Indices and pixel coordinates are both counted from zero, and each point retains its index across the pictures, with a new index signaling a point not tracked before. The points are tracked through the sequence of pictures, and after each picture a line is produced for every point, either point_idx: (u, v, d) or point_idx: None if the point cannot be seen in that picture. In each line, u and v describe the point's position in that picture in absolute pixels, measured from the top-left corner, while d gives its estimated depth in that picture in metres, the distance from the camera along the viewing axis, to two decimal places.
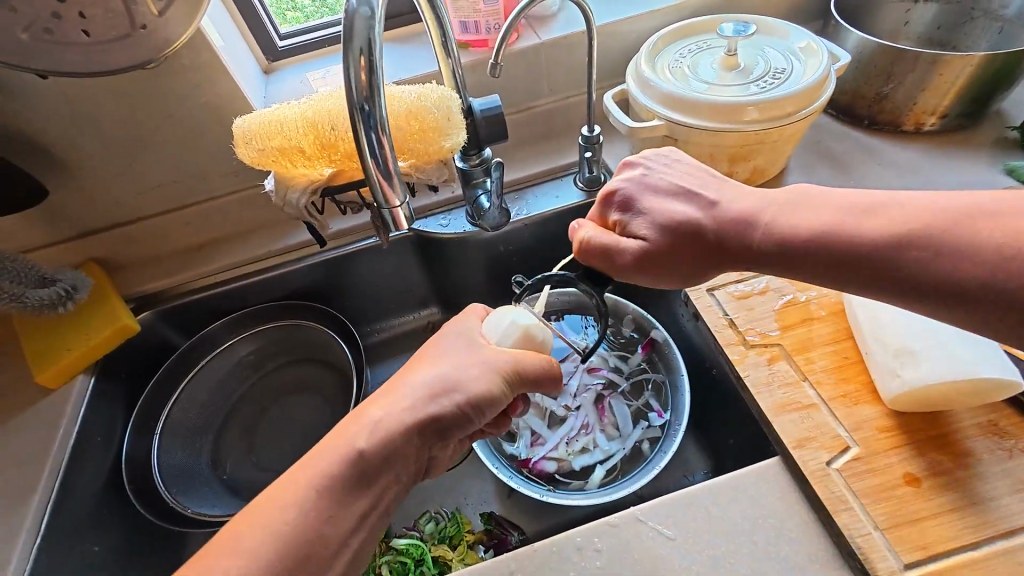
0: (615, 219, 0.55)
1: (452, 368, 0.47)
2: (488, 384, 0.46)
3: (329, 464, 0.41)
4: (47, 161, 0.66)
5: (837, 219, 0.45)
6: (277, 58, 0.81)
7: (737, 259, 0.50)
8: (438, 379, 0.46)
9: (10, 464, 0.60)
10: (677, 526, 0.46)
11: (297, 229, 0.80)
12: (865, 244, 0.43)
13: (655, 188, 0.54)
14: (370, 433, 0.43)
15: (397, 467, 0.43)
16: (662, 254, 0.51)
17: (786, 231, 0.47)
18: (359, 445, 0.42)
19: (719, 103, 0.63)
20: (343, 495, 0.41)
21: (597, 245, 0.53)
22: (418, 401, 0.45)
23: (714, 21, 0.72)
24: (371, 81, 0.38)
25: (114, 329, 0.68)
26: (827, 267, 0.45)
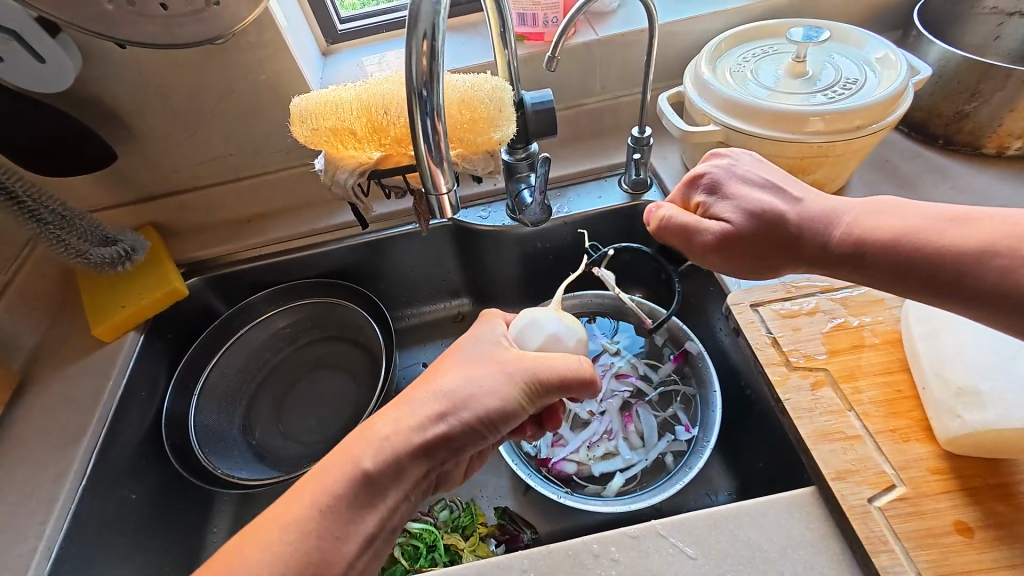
0: (699, 200, 0.53)
1: (459, 385, 0.44)
2: (495, 401, 0.44)
3: (332, 482, 0.40)
4: (119, 127, 0.70)
5: (921, 225, 0.44)
6: (336, 41, 0.82)
7: (810, 258, 0.49)
8: (446, 396, 0.44)
9: (64, 408, 0.65)
10: (699, 546, 0.44)
11: (341, 209, 0.82)
12: (949, 249, 0.42)
13: (744, 177, 0.53)
14: (375, 452, 0.41)
15: (404, 486, 0.42)
16: (744, 239, 0.50)
17: (870, 232, 0.46)
18: (362, 464, 0.41)
19: (783, 111, 0.60)
20: (346, 515, 0.40)
21: (676, 224, 0.52)
22: (422, 419, 0.43)
23: (783, 25, 0.69)
24: (432, 66, 0.38)
25: (165, 292, 0.71)
26: (892, 275, 0.44)
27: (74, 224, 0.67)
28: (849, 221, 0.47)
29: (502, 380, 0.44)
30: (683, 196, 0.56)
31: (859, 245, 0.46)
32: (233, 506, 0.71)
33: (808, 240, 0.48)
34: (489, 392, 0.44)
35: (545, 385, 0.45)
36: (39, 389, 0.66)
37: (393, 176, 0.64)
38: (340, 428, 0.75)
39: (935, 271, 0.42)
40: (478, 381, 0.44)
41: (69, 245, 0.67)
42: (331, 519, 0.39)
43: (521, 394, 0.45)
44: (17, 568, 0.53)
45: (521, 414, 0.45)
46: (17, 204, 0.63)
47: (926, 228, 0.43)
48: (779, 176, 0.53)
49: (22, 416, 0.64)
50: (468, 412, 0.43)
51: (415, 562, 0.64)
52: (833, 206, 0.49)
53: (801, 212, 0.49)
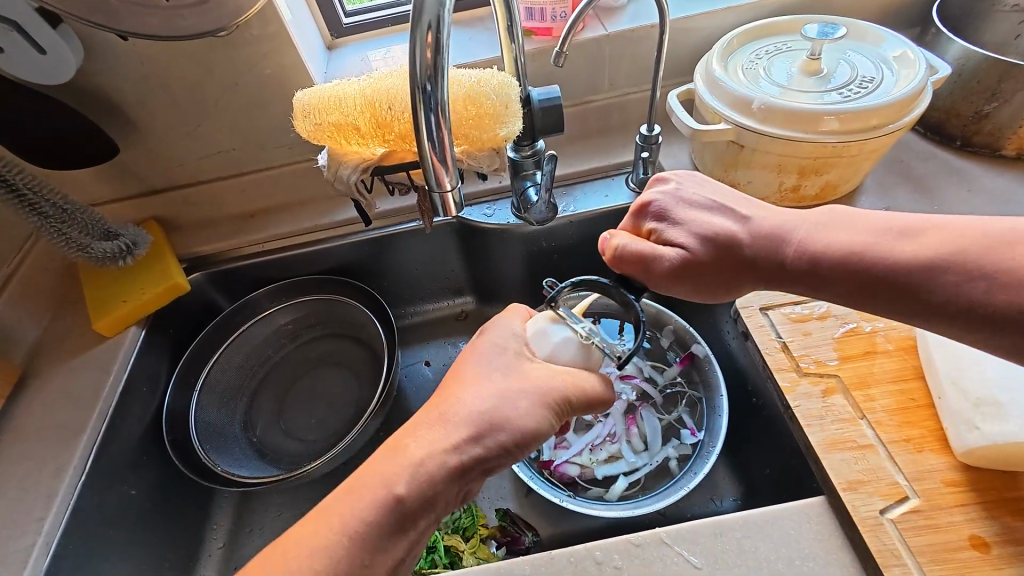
0: (649, 227, 0.52)
1: (493, 407, 0.43)
2: (526, 422, 0.43)
3: (364, 511, 0.39)
4: (121, 120, 0.69)
5: (868, 238, 0.44)
6: (341, 35, 0.81)
7: (767, 277, 0.48)
8: (482, 418, 0.42)
9: (65, 403, 0.64)
10: (704, 556, 0.43)
11: (344, 206, 0.81)
12: (891, 262, 0.42)
13: (692, 202, 0.51)
14: (409, 478, 0.40)
15: (437, 508, 0.42)
16: (700, 264, 0.49)
17: (823, 249, 0.45)
18: (397, 490, 0.40)
19: (796, 110, 0.58)
20: (381, 544, 0.39)
21: (632, 252, 0.49)
22: (457, 442, 0.42)
23: (798, 22, 0.67)
24: (436, 59, 0.36)
25: (166, 287, 0.71)
26: (852, 289, 0.44)
27: (76, 218, 0.66)
28: (801, 237, 0.46)
29: (536, 402, 0.43)
30: (635, 222, 0.54)
31: (816, 264, 0.45)
32: (234, 504, 0.71)
33: (767, 264, 0.47)
34: (527, 415, 0.43)
35: (575, 405, 0.45)
36: (41, 383, 0.66)
37: (397, 173, 0.63)
38: (341, 426, 0.74)
39: (877, 283, 0.42)
40: (515, 404, 0.43)
41: (71, 239, 0.67)
42: (366, 545, 0.39)
43: (551, 416, 0.44)
44: (15, 563, 0.53)
45: (549, 432, 0.45)
46: (18, 197, 0.62)
47: (873, 236, 0.43)
48: (721, 192, 0.52)
49: (24, 409, 0.64)
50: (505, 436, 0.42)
51: (415, 563, 0.64)
52: (782, 223, 0.48)
53: (752, 232, 0.48)
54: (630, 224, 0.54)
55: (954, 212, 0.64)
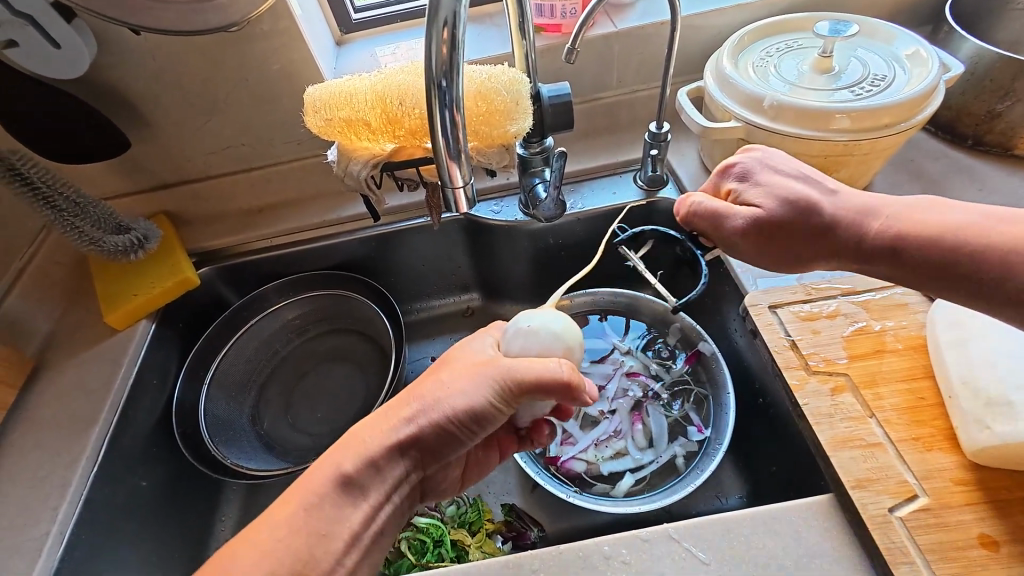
0: (729, 186, 0.52)
1: (436, 389, 0.44)
2: (466, 397, 0.43)
3: (313, 486, 0.41)
4: (134, 115, 0.70)
5: (969, 220, 0.43)
6: (351, 30, 0.82)
7: (843, 251, 0.47)
8: (422, 398, 0.44)
9: (77, 394, 0.65)
10: (712, 551, 0.44)
11: (353, 202, 0.81)
12: (984, 243, 0.42)
13: (776, 167, 0.51)
14: (354, 455, 0.42)
15: (385, 487, 0.43)
16: (778, 227, 0.48)
17: (915, 227, 0.45)
18: (342, 467, 0.42)
19: (808, 108, 0.58)
20: (331, 513, 0.41)
21: (706, 210, 0.50)
22: (401, 422, 0.43)
23: (809, 19, 0.67)
24: (452, 54, 0.37)
25: (177, 281, 0.72)
26: (928, 270, 0.44)
27: (88, 211, 0.67)
28: (892, 214, 0.46)
29: (473, 380, 0.43)
30: (716, 186, 0.54)
31: (901, 242, 0.45)
32: (242, 496, 0.72)
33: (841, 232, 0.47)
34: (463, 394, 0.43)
35: (518, 385, 0.43)
36: (53, 374, 0.67)
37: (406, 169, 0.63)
38: (348, 421, 0.75)
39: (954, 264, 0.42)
40: (453, 384, 0.44)
41: (83, 232, 0.67)
42: (320, 516, 0.41)
43: (492, 395, 0.43)
44: (30, 552, 0.54)
45: (495, 414, 0.44)
46: (33, 190, 0.63)
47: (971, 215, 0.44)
48: (808, 165, 0.52)
49: (36, 400, 0.65)
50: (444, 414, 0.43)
51: (421, 556, 0.64)
52: (869, 201, 0.48)
53: (839, 204, 0.48)
54: (714, 186, 0.54)
55: None
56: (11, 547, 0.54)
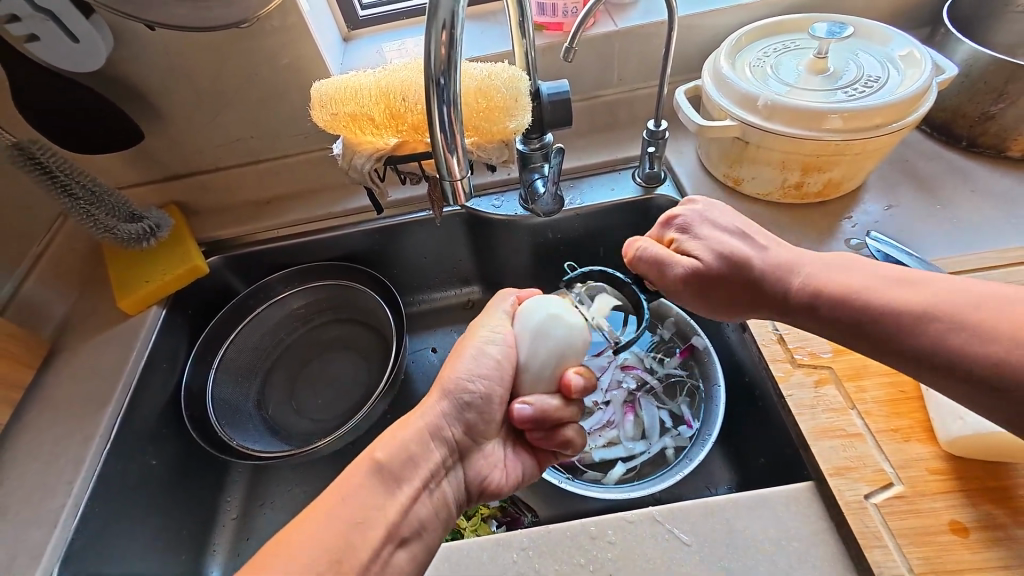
0: (672, 236, 0.54)
1: (469, 372, 0.49)
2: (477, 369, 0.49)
3: (359, 478, 0.42)
4: (147, 107, 0.72)
5: (871, 282, 0.43)
6: (357, 26, 0.83)
7: (781, 308, 0.48)
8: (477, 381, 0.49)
9: (91, 376, 0.68)
10: (693, 533, 0.45)
11: (358, 194, 0.83)
12: (888, 305, 0.41)
13: (715, 223, 0.53)
14: (387, 445, 0.45)
15: (420, 472, 0.45)
16: (710, 280, 0.50)
17: (834, 289, 0.44)
18: (375, 455, 0.44)
19: (801, 108, 0.59)
20: (372, 501, 0.41)
21: (650, 256, 0.52)
22: (439, 406, 0.48)
23: (806, 20, 0.68)
24: (451, 53, 0.38)
25: (187, 269, 0.74)
26: (848, 330, 0.43)
27: (103, 200, 0.69)
28: (809, 271, 0.47)
29: (484, 352, 0.50)
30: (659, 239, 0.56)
31: (816, 299, 0.45)
32: (247, 477, 0.75)
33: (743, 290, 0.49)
34: (488, 374, 0.49)
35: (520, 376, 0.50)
36: (68, 356, 0.70)
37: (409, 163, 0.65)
38: (350, 407, 0.77)
39: (870, 336, 0.42)
40: (485, 352, 0.50)
41: (98, 220, 0.70)
42: (363, 501, 0.41)
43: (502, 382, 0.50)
44: (47, 523, 0.57)
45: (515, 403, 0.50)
46: (52, 178, 0.65)
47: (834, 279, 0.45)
48: (748, 221, 0.53)
49: (52, 381, 0.68)
50: (487, 397, 0.49)
51: None
52: (798, 259, 0.49)
53: (767, 261, 0.49)
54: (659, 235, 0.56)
55: (956, 212, 0.65)
56: (29, 518, 0.57)
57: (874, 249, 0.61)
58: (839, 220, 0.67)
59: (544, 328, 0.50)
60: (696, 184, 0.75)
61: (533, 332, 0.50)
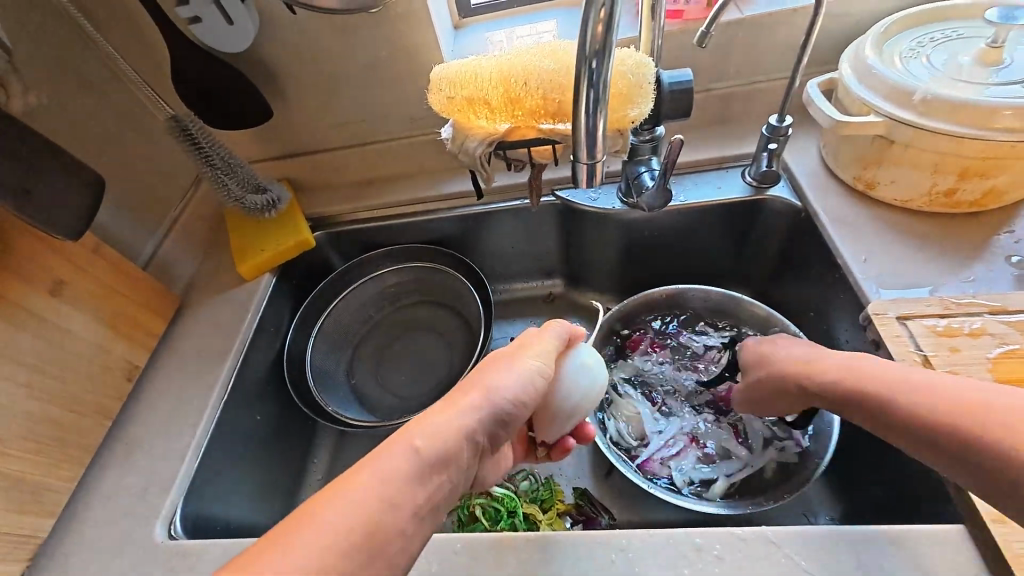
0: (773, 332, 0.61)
1: (514, 394, 0.48)
2: (519, 389, 0.48)
3: (393, 458, 0.39)
4: (276, 87, 0.77)
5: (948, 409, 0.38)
6: (469, 15, 0.84)
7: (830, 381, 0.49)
8: (512, 401, 0.48)
9: (213, 332, 0.74)
10: (815, 562, 0.42)
11: (455, 180, 0.85)
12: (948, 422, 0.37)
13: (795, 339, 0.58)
14: (426, 433, 0.42)
15: (452, 469, 0.42)
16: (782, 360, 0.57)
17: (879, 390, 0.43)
18: (415, 442, 0.41)
19: (968, 105, 0.52)
20: (408, 486, 0.38)
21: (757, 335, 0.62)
22: (467, 419, 0.44)
23: (974, 6, 0.60)
24: (607, 29, 0.37)
25: (298, 240, 0.79)
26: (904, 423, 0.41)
27: (237, 172, 0.75)
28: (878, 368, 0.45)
29: (528, 372, 0.49)
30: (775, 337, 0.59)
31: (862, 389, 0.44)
32: (335, 442, 0.79)
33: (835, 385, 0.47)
34: (526, 402, 0.49)
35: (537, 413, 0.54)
36: (193, 312, 0.77)
37: (517, 149, 0.65)
38: (434, 386, 0.79)
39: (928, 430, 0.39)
40: (530, 383, 0.49)
41: (230, 190, 0.76)
42: (398, 484, 0.38)
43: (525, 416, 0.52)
44: (174, 460, 0.63)
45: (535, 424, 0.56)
46: (197, 148, 0.71)
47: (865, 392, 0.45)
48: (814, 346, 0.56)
49: (180, 333, 0.75)
50: (517, 421, 0.50)
51: (494, 523, 0.68)
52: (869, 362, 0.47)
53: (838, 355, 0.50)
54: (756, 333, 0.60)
55: None
56: (160, 453, 0.63)
57: None
58: (994, 235, 0.59)
59: (585, 389, 0.54)
60: (818, 187, 0.69)
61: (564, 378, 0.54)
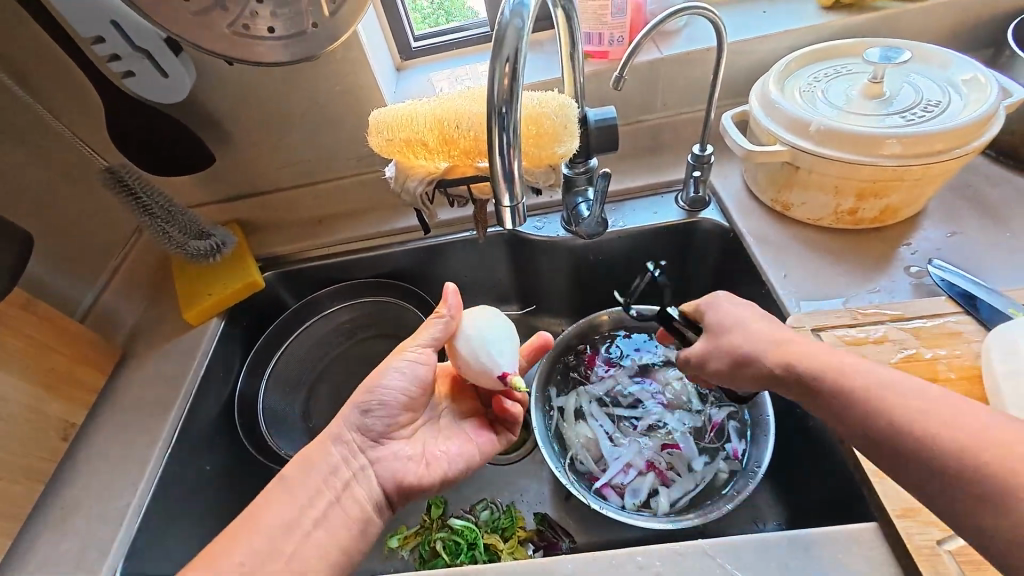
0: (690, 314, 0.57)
1: (383, 388, 0.55)
2: (394, 380, 0.56)
3: (322, 450, 0.53)
4: (219, 133, 0.78)
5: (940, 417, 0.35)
6: (410, 57, 0.88)
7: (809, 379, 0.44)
8: (387, 396, 0.55)
9: (157, 382, 0.72)
10: (748, 570, 0.44)
11: (405, 214, 0.87)
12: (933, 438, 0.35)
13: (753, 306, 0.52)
14: (347, 422, 0.55)
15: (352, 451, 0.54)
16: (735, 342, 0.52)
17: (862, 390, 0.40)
18: (340, 433, 0.54)
19: (856, 134, 0.58)
20: (305, 463, 0.53)
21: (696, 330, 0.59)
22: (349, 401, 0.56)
23: (859, 44, 0.67)
24: (511, 83, 0.40)
25: (246, 282, 0.78)
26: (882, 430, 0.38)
27: (177, 218, 0.75)
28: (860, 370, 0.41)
29: (408, 364, 0.56)
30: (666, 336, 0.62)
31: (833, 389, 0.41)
32: None
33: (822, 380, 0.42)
34: (405, 390, 0.56)
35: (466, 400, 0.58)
36: (136, 363, 0.75)
37: (458, 186, 0.67)
38: None
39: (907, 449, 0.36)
40: (399, 374, 0.56)
41: (171, 236, 0.75)
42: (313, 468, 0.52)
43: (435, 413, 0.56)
44: (114, 521, 0.60)
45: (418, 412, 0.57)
46: (134, 198, 0.71)
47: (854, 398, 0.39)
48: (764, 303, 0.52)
49: (122, 385, 0.72)
50: (395, 406, 0.56)
51: (455, 557, 0.69)
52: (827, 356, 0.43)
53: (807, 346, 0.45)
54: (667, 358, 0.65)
55: None
56: (99, 515, 0.61)
57: (937, 277, 0.58)
58: (896, 248, 0.64)
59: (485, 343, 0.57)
60: (742, 208, 0.74)
61: (478, 342, 0.56)
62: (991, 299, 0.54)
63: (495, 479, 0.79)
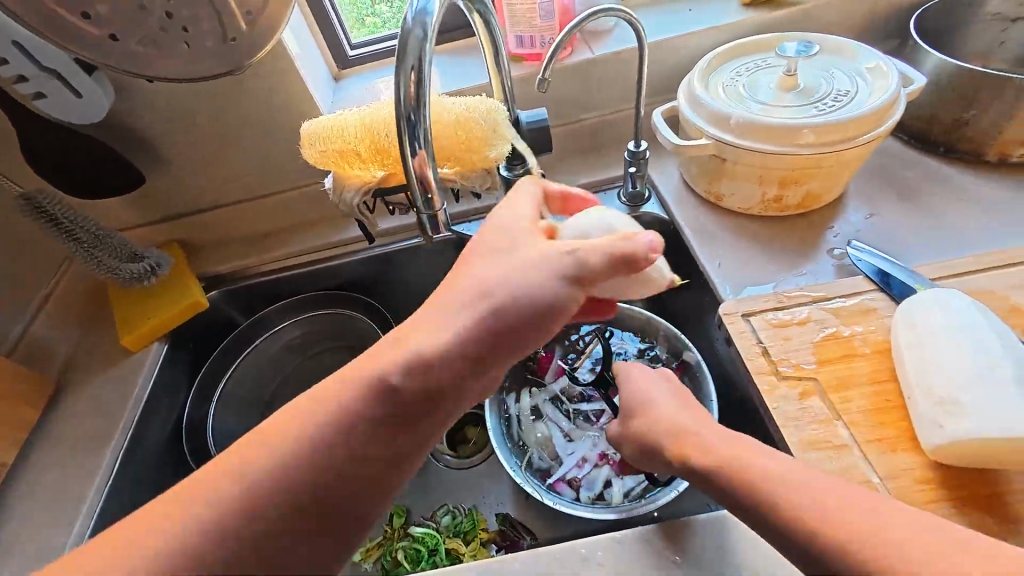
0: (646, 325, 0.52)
1: (437, 347, 0.37)
2: (453, 335, 0.37)
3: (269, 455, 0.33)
4: (148, 152, 0.76)
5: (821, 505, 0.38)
6: (347, 65, 0.87)
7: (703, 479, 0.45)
8: (421, 359, 0.36)
9: (95, 413, 0.69)
10: (683, 553, 0.45)
11: (350, 224, 0.86)
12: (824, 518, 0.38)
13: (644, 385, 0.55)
14: (354, 393, 0.34)
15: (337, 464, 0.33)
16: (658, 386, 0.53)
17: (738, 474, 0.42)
18: (364, 411, 0.34)
19: (773, 125, 0.61)
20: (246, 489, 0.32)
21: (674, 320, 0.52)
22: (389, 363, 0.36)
23: (776, 38, 0.70)
24: (419, 93, 0.40)
25: (185, 303, 0.76)
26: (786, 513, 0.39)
27: (106, 242, 0.72)
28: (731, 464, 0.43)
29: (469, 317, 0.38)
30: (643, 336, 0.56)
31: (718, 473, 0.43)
32: None
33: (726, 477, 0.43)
34: (457, 357, 0.37)
35: None
36: (71, 395, 0.72)
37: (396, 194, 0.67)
38: None
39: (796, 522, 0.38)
40: (466, 336, 0.37)
41: (101, 261, 0.72)
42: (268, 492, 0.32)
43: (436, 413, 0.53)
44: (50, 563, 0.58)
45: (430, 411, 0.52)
46: (56, 225, 0.68)
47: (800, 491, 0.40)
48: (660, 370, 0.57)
49: (57, 419, 0.69)
50: (453, 381, 0.37)
51: (417, 564, 0.69)
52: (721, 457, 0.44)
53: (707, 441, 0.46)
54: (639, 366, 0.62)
55: (936, 216, 0.66)
56: (34, 558, 0.58)
57: (855, 258, 0.61)
58: (820, 232, 0.67)
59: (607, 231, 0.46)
60: (680, 201, 0.76)
61: (602, 227, 0.46)
62: (902, 276, 0.57)
63: (457, 484, 0.79)
